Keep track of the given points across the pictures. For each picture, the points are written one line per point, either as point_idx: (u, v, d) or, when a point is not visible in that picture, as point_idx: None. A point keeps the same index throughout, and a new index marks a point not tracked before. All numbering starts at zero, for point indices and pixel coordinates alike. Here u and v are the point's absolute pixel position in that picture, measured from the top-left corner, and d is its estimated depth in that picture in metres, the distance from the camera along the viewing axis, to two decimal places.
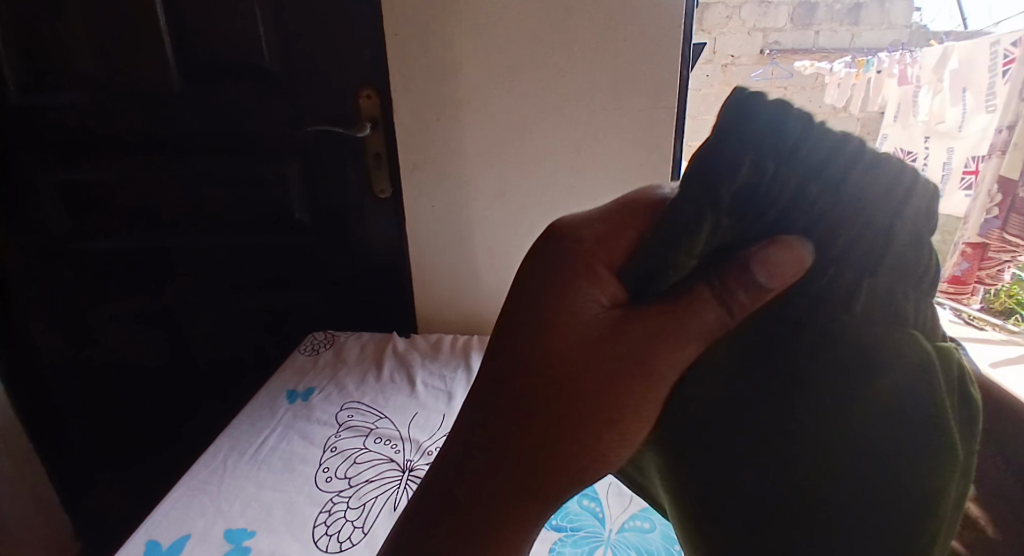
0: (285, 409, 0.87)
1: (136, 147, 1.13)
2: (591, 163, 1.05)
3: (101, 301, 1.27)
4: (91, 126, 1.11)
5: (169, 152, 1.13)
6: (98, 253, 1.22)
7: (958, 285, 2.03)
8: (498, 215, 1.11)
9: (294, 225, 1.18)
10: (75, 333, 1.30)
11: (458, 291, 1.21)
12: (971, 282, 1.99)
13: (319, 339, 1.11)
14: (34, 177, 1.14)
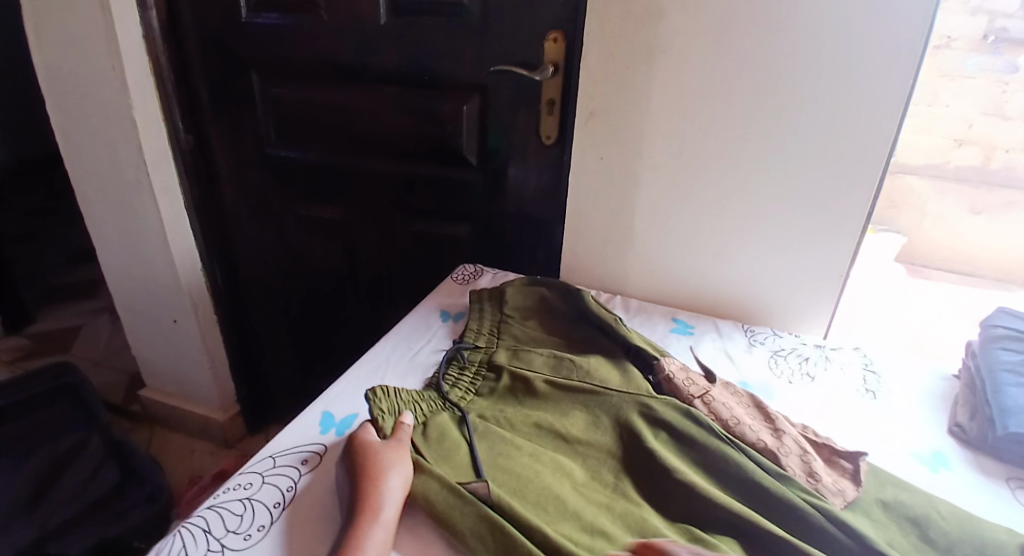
0: (434, 327, 0.94)
1: (338, 72, 1.24)
2: (788, 134, 0.93)
3: (288, 206, 1.44)
4: (303, 47, 1.23)
5: (363, 78, 1.23)
6: (294, 165, 1.38)
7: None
8: (667, 178, 1.04)
9: (460, 160, 1.24)
10: (264, 232, 1.49)
11: (607, 253, 1.16)
12: None
13: (468, 270, 1.17)
14: (258, 89, 1.31)
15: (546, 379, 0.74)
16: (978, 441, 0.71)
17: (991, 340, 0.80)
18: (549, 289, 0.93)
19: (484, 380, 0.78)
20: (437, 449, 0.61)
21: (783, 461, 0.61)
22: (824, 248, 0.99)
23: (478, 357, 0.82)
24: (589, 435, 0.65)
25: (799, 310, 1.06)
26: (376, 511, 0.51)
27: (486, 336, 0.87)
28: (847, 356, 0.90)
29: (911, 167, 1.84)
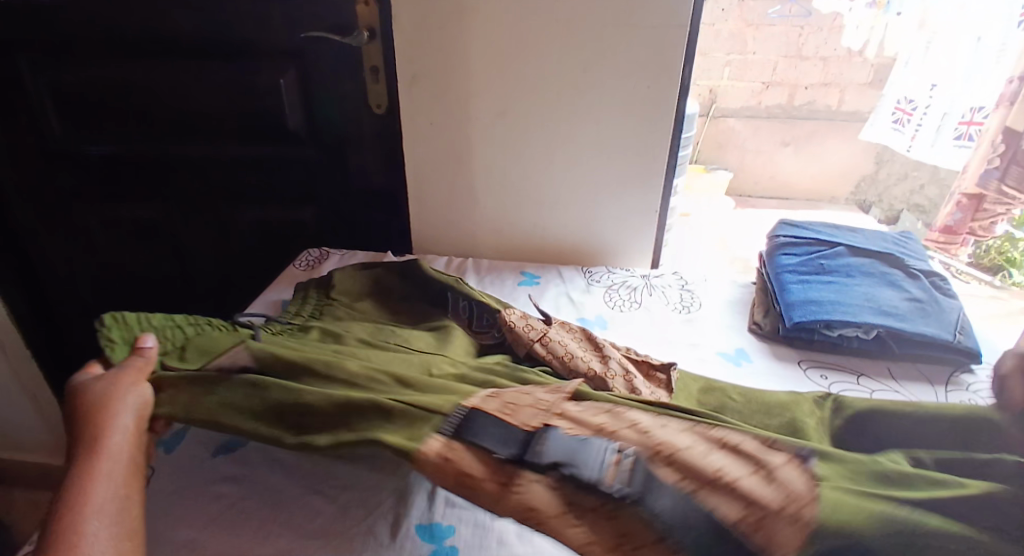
0: (271, 319, 0.89)
1: (126, 49, 1.08)
2: (597, 84, 0.99)
3: (94, 209, 1.25)
4: (75, 21, 1.05)
5: (158, 55, 1.08)
6: (91, 162, 1.19)
7: (948, 235, 1.49)
8: (497, 137, 1.06)
9: (288, 138, 1.15)
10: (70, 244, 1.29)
11: (456, 216, 1.16)
12: (961, 232, 1.47)
13: (313, 254, 1.11)
14: (24, 76, 1.10)
15: (360, 337, 0.72)
16: (772, 333, 0.84)
17: (777, 248, 0.94)
18: (379, 271, 0.91)
19: (293, 343, 0.73)
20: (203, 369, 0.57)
21: (609, 384, 0.69)
22: (643, 187, 1.09)
23: (290, 329, 0.77)
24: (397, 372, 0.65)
25: (633, 247, 1.15)
26: (95, 446, 0.49)
27: (305, 318, 0.81)
28: (669, 280, 1.04)
29: (730, 111, 2.03)
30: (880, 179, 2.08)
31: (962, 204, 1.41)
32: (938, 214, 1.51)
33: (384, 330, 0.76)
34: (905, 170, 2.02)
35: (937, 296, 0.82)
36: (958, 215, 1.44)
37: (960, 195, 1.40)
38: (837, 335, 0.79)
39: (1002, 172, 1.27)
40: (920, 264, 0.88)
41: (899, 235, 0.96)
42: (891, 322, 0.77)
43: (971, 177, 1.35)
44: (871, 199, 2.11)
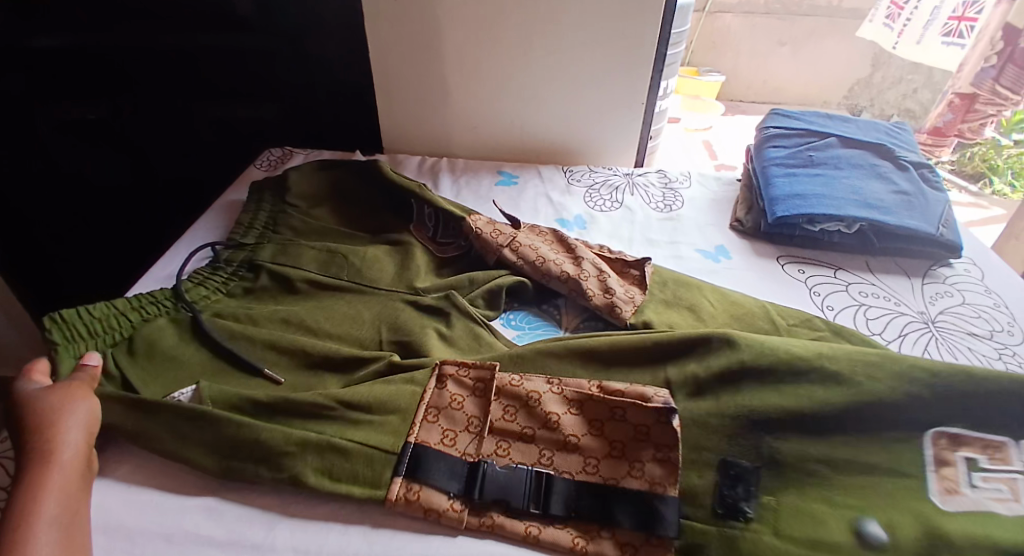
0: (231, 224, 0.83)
1: None
2: None
3: None
4: None
5: None
6: None
7: (935, 137, 1.43)
8: (468, 19, 0.96)
9: (238, 22, 1.03)
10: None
11: (428, 114, 1.08)
12: (950, 135, 1.41)
13: (275, 154, 1.03)
14: None
15: (305, 274, 0.70)
16: (752, 230, 0.82)
17: (765, 141, 0.89)
18: (338, 171, 0.85)
19: (240, 280, 0.71)
20: (153, 372, 0.57)
21: (582, 286, 0.67)
22: (628, 77, 1.01)
23: (239, 254, 0.74)
24: (348, 329, 0.64)
25: (617, 145, 1.09)
26: (38, 458, 0.44)
27: (258, 232, 0.78)
28: (652, 179, 0.99)
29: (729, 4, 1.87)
30: (874, 82, 1.95)
31: (953, 104, 1.36)
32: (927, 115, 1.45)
33: (335, 253, 0.73)
34: (903, 74, 1.93)
35: (924, 188, 0.79)
36: (949, 116, 1.38)
37: (952, 94, 1.36)
38: (819, 230, 0.77)
39: (997, 71, 1.28)
40: (910, 154, 0.84)
41: (891, 126, 0.92)
42: (876, 215, 0.75)
43: (966, 76, 1.32)
44: (863, 103, 2.01)
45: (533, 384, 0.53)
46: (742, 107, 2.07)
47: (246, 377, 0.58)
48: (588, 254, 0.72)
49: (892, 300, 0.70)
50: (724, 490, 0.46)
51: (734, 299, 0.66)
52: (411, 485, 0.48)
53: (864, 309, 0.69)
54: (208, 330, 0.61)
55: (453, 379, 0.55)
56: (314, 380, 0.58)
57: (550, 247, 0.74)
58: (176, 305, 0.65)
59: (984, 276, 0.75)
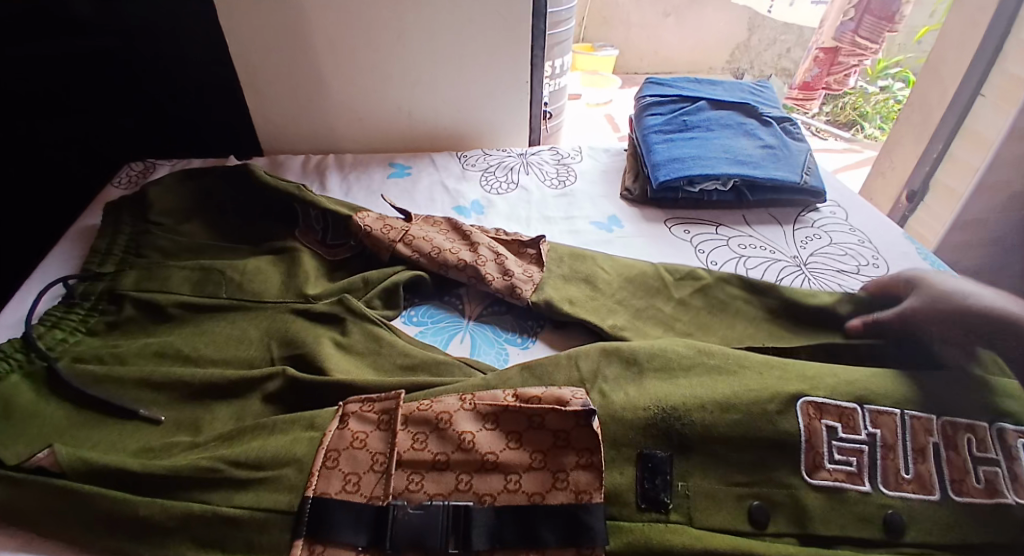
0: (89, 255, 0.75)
1: None
2: None
3: None
4: None
5: None
6: None
7: (805, 92, 1.54)
8: (335, 5, 0.91)
9: (69, 23, 0.91)
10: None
11: (308, 109, 1.02)
12: (819, 89, 1.53)
13: (136, 169, 0.93)
14: None
15: (180, 299, 0.64)
16: (641, 197, 0.85)
17: (644, 109, 0.92)
18: (205, 180, 0.78)
19: (103, 315, 0.64)
20: (14, 432, 0.48)
21: (481, 271, 0.66)
22: (509, 56, 1.00)
23: (100, 286, 0.66)
24: (233, 353, 0.59)
25: (508, 125, 1.09)
26: None
27: (120, 258, 0.70)
28: (545, 156, 1.00)
29: None
30: (753, 45, 2.11)
31: (819, 59, 1.46)
32: (796, 72, 1.54)
33: (214, 271, 0.67)
34: (774, 35, 2.07)
35: (787, 141, 0.85)
36: (816, 71, 1.47)
37: (818, 49, 1.44)
38: (699, 190, 0.81)
39: (856, 24, 1.35)
40: (773, 111, 0.90)
41: (756, 84, 0.97)
42: (747, 171, 0.80)
43: (828, 31, 1.40)
44: (745, 66, 2.16)
45: (445, 403, 0.46)
46: (634, 78, 2.14)
47: (121, 424, 0.51)
48: (484, 239, 0.71)
49: (769, 249, 0.75)
50: (643, 484, 0.42)
51: (627, 266, 0.68)
52: (315, 545, 0.40)
53: (744, 260, 0.73)
54: (68, 378, 0.53)
55: (355, 416, 0.46)
56: (198, 412, 0.52)
57: (446, 237, 0.72)
58: (29, 356, 0.56)
59: (847, 216, 0.82)
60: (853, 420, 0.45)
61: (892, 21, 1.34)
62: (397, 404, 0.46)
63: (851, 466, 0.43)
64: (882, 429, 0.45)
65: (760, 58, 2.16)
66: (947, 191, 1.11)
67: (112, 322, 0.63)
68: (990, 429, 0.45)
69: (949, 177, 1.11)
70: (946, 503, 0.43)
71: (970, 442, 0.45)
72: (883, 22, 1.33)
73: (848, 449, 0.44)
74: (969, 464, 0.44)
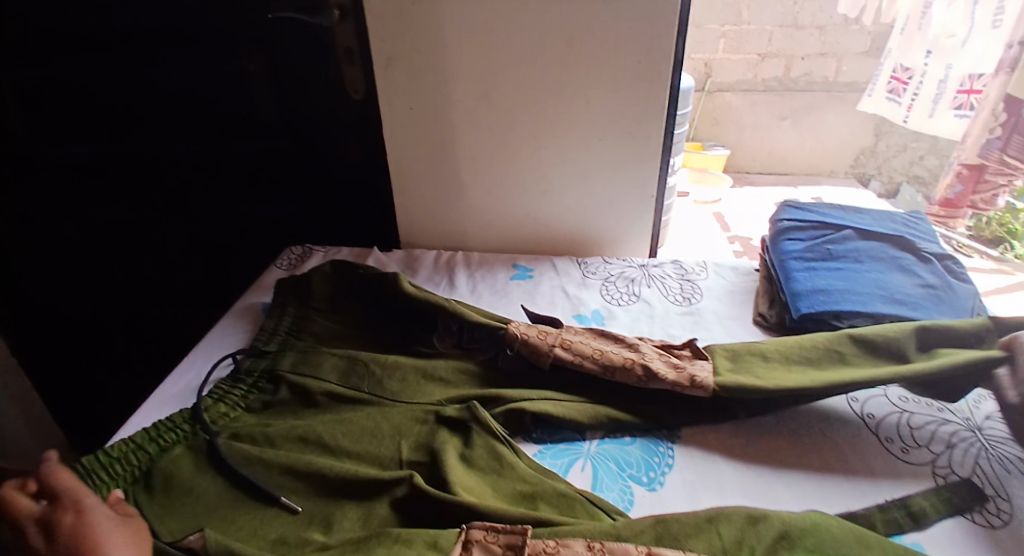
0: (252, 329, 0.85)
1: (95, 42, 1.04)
2: (582, 59, 0.93)
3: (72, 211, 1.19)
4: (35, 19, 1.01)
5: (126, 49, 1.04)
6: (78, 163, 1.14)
7: (947, 208, 1.43)
8: (482, 124, 1.01)
9: (263, 128, 1.10)
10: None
11: (443, 209, 1.11)
12: (964, 207, 1.40)
13: (295, 253, 1.05)
14: None
15: (324, 387, 0.68)
16: (778, 326, 0.81)
17: (781, 234, 0.89)
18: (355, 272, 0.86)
19: (260, 394, 0.70)
20: (171, 509, 0.54)
21: (652, 369, 0.66)
22: (638, 171, 1.03)
23: (260, 364, 0.73)
24: (365, 447, 0.61)
25: (631, 235, 1.10)
26: None
27: (281, 338, 0.77)
28: (668, 270, 0.99)
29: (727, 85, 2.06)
30: (879, 150, 2.06)
31: (963, 174, 1.33)
32: (937, 187, 1.43)
33: (355, 363, 0.71)
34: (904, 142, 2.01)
35: (952, 281, 0.78)
36: (959, 187, 1.36)
37: (959, 165, 1.32)
38: (847, 327, 0.75)
39: (1004, 142, 1.22)
40: (930, 246, 0.83)
41: (908, 215, 0.91)
42: (905, 311, 0.73)
43: (971, 148, 1.28)
44: (872, 171, 2.10)
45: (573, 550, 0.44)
46: (750, 178, 2.13)
47: (262, 509, 0.54)
48: (632, 338, 0.72)
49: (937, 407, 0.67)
50: None
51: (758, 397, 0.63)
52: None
53: (906, 417, 0.65)
54: (225, 454, 0.59)
55: (479, 546, 0.46)
56: (329, 507, 0.54)
57: (591, 339, 0.72)
58: (193, 427, 0.63)
59: None
60: None
61: None
62: (523, 539, 0.46)
63: None
64: None
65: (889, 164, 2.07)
66: None
67: (264, 404, 0.69)
68: None
69: None
70: None
71: None
72: None
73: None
74: None
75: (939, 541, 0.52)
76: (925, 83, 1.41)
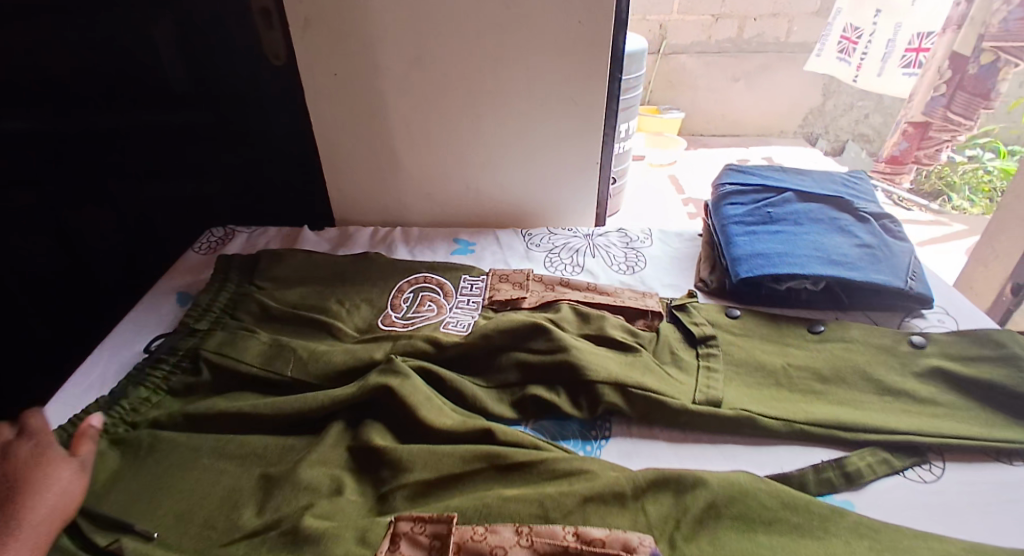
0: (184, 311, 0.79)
1: None
2: (519, 17, 0.87)
3: None
4: None
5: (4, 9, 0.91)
6: None
7: (893, 166, 1.51)
8: (413, 90, 0.94)
9: (172, 100, 1.01)
10: None
11: (380, 181, 1.04)
12: (908, 163, 1.48)
13: (216, 234, 0.98)
14: None
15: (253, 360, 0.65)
16: (719, 291, 0.81)
17: (723, 198, 0.89)
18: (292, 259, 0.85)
19: (182, 375, 0.66)
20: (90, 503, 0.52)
21: None
22: (581, 138, 0.99)
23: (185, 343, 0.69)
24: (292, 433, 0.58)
25: (575, 205, 1.07)
26: None
27: (216, 314, 0.75)
28: (613, 239, 0.97)
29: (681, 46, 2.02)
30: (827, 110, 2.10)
31: (907, 132, 1.42)
32: (885, 146, 1.53)
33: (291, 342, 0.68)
34: (851, 101, 2.07)
35: (887, 239, 0.78)
36: (904, 144, 1.46)
37: (906, 123, 1.42)
38: (786, 288, 0.76)
39: (947, 100, 1.33)
40: (868, 205, 0.83)
41: (848, 175, 0.91)
42: (840, 272, 0.74)
43: (918, 106, 1.38)
44: (819, 131, 2.14)
45: (500, 537, 0.46)
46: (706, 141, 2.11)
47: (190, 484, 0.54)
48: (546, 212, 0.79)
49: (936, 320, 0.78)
50: None
51: (709, 265, 0.85)
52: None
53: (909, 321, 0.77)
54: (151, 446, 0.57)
55: (407, 539, 0.47)
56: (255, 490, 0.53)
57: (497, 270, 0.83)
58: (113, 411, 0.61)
59: (958, 324, 0.76)
60: None
61: (988, 98, 1.28)
62: (449, 524, 0.47)
63: None
64: None
65: (837, 124, 2.14)
66: None
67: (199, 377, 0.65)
68: None
69: None
70: None
71: None
72: (977, 99, 1.29)
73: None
74: None
75: (869, 500, 0.55)
76: (875, 42, 1.31)
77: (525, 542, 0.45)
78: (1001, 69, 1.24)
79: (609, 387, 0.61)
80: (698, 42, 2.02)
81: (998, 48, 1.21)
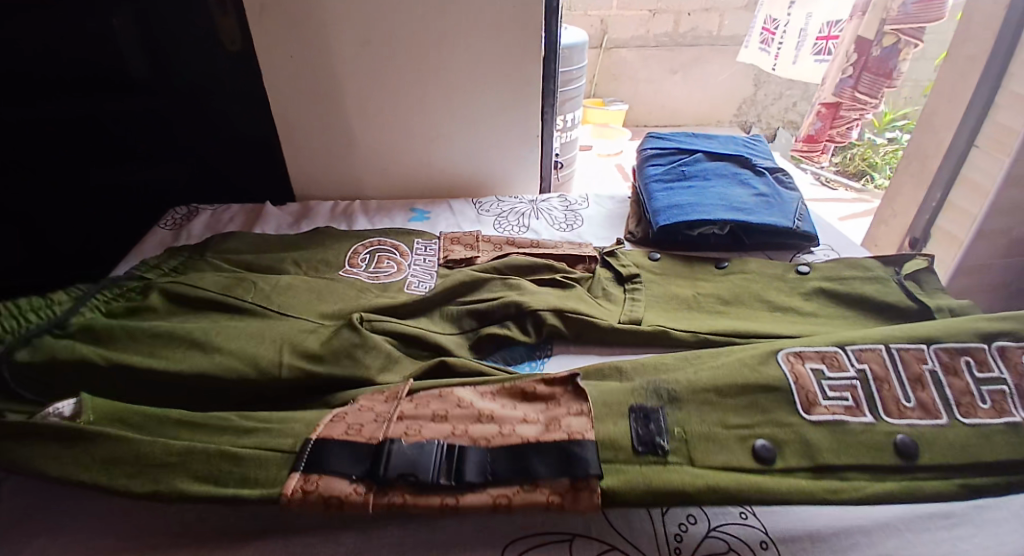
0: None
1: None
2: (461, 1, 0.96)
3: None
4: None
5: None
6: None
7: (810, 144, 1.58)
8: (365, 70, 1.02)
9: (129, 85, 1.04)
10: None
11: (337, 158, 1.12)
12: (823, 140, 1.57)
13: (182, 212, 1.03)
14: None
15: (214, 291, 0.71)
16: (644, 240, 0.94)
17: (645, 161, 1.01)
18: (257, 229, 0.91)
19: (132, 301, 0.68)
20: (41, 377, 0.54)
21: None
22: (521, 114, 1.10)
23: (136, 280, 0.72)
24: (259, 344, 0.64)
25: (519, 176, 1.17)
26: None
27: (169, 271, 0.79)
28: (554, 203, 1.08)
29: (621, 41, 2.15)
30: (758, 100, 2.30)
31: (822, 114, 1.52)
32: (803, 124, 1.61)
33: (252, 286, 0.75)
34: (781, 91, 2.28)
35: (778, 189, 0.93)
36: (818, 124, 1.55)
37: (821, 105, 1.52)
38: (698, 234, 0.89)
39: (855, 80, 1.44)
40: (764, 162, 0.98)
41: (748, 137, 1.06)
42: (741, 216, 0.87)
43: (829, 87, 1.48)
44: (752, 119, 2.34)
45: (447, 391, 0.56)
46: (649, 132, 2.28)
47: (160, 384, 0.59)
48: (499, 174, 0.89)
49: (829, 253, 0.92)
50: (638, 429, 0.51)
51: (636, 221, 0.98)
52: (310, 476, 0.48)
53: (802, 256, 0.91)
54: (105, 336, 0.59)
55: (373, 404, 0.56)
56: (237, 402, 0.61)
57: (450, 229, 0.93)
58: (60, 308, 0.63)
59: (840, 255, 0.90)
60: (838, 359, 0.58)
61: (890, 77, 1.40)
62: (406, 387, 0.57)
63: (847, 400, 0.54)
64: (869, 362, 0.57)
65: (767, 112, 2.35)
66: (947, 237, 1.17)
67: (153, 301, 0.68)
68: (985, 351, 0.58)
69: (947, 225, 1.18)
70: (946, 427, 0.53)
71: (968, 363, 0.57)
72: (881, 79, 1.41)
73: (838, 385, 0.56)
74: (971, 385, 0.56)
75: None
76: (788, 33, 1.54)
77: (465, 390, 0.56)
78: (902, 50, 1.36)
79: (551, 313, 0.72)
80: (636, 37, 2.16)
81: (897, 31, 1.32)
